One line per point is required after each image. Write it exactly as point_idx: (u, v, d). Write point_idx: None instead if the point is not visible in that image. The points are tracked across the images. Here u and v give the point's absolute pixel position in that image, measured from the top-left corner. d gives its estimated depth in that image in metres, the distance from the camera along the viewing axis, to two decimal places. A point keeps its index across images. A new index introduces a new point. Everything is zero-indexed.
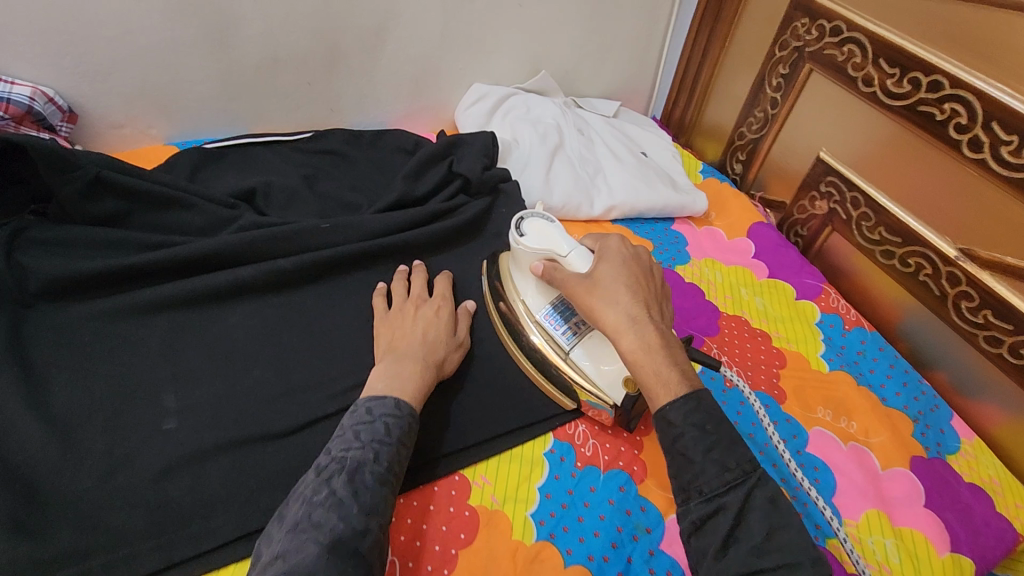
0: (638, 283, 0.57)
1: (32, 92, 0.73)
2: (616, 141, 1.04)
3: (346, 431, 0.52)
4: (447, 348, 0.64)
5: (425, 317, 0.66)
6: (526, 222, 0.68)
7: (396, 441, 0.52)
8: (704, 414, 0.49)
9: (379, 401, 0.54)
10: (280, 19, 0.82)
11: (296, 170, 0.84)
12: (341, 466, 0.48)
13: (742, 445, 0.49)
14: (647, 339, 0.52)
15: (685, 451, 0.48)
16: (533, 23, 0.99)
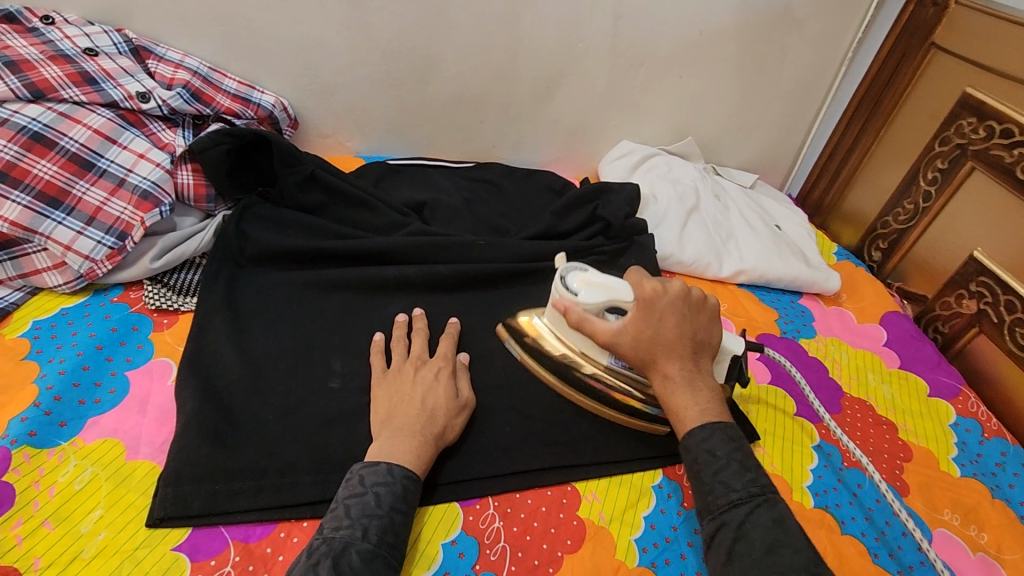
0: (680, 334, 0.62)
1: (275, 102, 0.91)
2: (751, 211, 1.07)
3: (336, 506, 0.52)
4: (448, 414, 0.61)
5: (425, 382, 0.63)
6: (568, 277, 0.67)
7: (387, 511, 0.51)
8: (717, 442, 0.57)
9: (370, 469, 0.53)
10: (472, 64, 0.96)
11: (459, 193, 0.95)
12: (328, 548, 0.47)
13: (751, 472, 0.56)
14: (676, 386, 0.61)
15: (700, 472, 0.57)
16: (689, 94, 1.07)
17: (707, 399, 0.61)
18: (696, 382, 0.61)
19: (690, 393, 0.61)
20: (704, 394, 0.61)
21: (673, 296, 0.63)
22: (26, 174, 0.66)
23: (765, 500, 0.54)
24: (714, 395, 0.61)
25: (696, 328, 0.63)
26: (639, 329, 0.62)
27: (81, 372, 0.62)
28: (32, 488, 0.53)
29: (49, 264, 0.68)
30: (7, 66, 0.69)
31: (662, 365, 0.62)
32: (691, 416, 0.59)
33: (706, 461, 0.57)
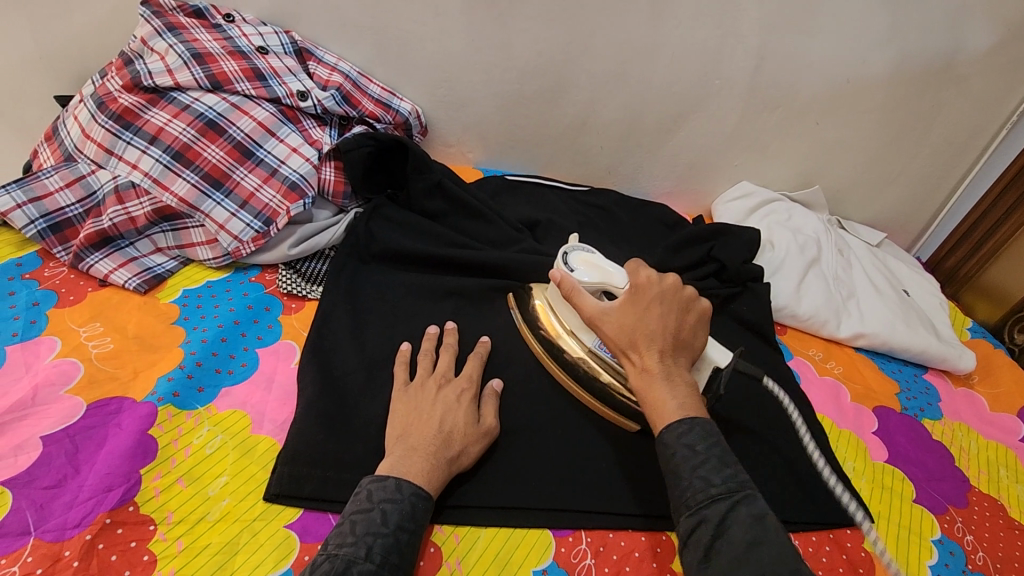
0: (663, 325, 0.60)
1: (412, 111, 0.95)
2: (877, 272, 1.00)
3: (343, 520, 0.50)
4: (465, 438, 0.59)
5: (445, 401, 0.61)
6: (571, 255, 0.69)
7: (393, 530, 0.49)
8: (695, 436, 0.53)
9: (379, 484, 0.52)
10: (603, 92, 0.96)
11: (572, 215, 0.96)
12: (331, 567, 0.46)
13: (730, 468, 0.51)
14: (655, 380, 0.57)
15: (676, 468, 0.52)
16: (824, 141, 1.02)
17: (685, 394, 0.57)
18: (675, 378, 0.58)
19: (669, 390, 0.57)
20: (682, 389, 0.57)
21: (665, 288, 0.63)
22: (197, 156, 0.73)
23: (744, 496, 0.50)
24: (692, 392, 0.58)
25: (685, 320, 0.62)
26: (624, 317, 0.61)
27: (219, 343, 0.67)
28: (171, 445, 0.57)
29: (202, 239, 0.74)
30: (194, 58, 0.77)
31: (640, 353, 0.59)
32: (668, 412, 0.55)
33: (685, 456, 0.52)
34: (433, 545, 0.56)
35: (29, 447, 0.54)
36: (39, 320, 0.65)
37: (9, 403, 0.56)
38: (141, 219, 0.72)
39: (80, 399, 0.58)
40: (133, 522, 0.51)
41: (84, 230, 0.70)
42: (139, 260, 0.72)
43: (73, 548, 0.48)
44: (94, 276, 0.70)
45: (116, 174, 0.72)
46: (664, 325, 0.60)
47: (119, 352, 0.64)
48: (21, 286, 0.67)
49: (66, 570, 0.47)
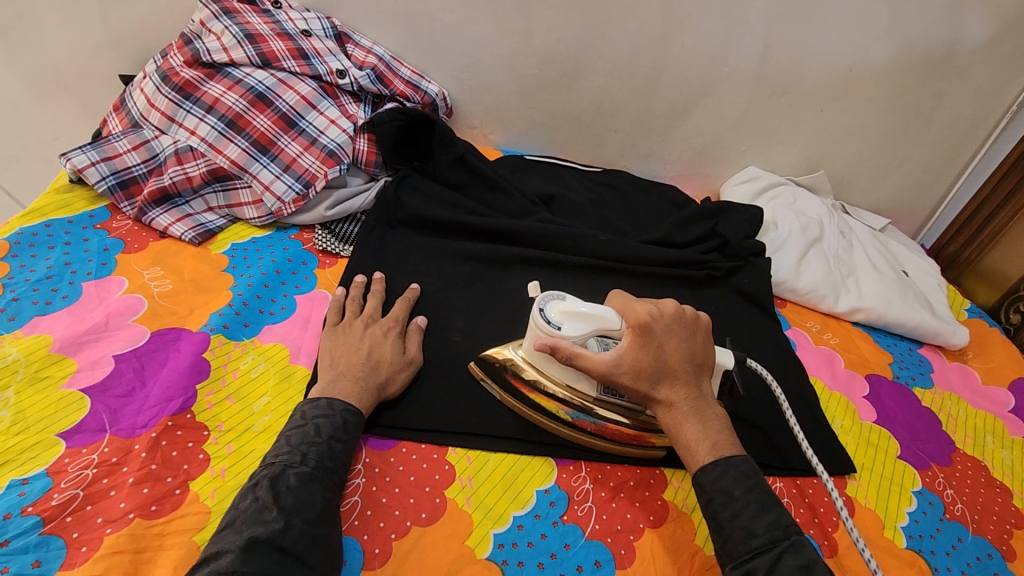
0: (680, 356, 0.61)
1: (439, 92, 1.03)
2: (878, 253, 1.04)
3: (281, 437, 0.57)
4: (392, 367, 0.66)
5: (372, 337, 0.67)
6: (547, 309, 0.64)
7: (326, 439, 0.56)
8: (732, 480, 0.55)
9: (310, 405, 0.59)
10: (617, 78, 1.02)
11: (585, 192, 1.02)
12: (268, 472, 0.53)
13: (772, 513, 0.54)
14: (687, 418, 0.60)
15: (716, 514, 0.55)
16: (828, 128, 1.06)
17: (717, 431, 0.60)
18: (705, 414, 0.60)
19: (700, 427, 0.59)
20: (713, 425, 0.60)
21: (670, 319, 0.63)
22: (248, 125, 0.82)
23: (789, 544, 0.52)
24: (724, 425, 0.61)
25: (695, 342, 0.63)
26: (636, 359, 0.60)
27: (263, 289, 0.75)
28: (222, 368, 0.65)
29: (249, 199, 0.83)
30: (247, 38, 0.86)
31: (666, 393, 0.60)
32: (704, 452, 0.58)
33: (722, 502, 0.55)
34: (447, 463, 0.62)
35: (104, 363, 0.62)
36: (109, 263, 0.73)
37: (86, 327, 0.65)
38: (197, 179, 0.80)
39: (145, 328, 0.67)
40: (190, 427, 0.59)
41: (148, 186, 0.79)
42: (194, 216, 0.81)
43: (142, 443, 0.56)
44: (155, 228, 0.79)
45: (177, 139, 0.81)
46: (683, 360, 0.61)
47: (177, 291, 0.72)
48: (93, 234, 0.77)
49: (136, 459, 0.55)
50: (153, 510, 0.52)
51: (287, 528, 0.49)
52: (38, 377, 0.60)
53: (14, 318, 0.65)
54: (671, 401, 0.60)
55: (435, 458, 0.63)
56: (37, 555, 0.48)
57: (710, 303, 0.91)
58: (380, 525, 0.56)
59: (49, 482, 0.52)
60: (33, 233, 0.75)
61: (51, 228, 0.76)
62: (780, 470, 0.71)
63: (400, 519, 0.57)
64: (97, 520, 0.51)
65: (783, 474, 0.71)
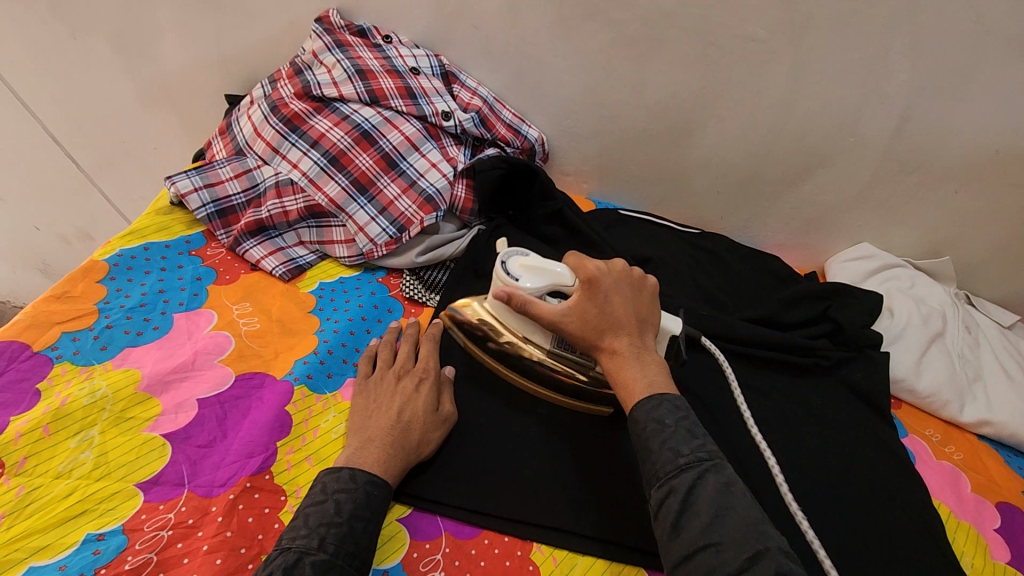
0: (626, 308, 0.59)
1: (538, 138, 1.00)
2: (1009, 356, 0.93)
3: (296, 516, 0.50)
4: (423, 427, 0.60)
5: (403, 391, 0.62)
6: (509, 263, 0.67)
7: (347, 519, 0.49)
8: (666, 410, 0.52)
9: (332, 476, 0.52)
10: (729, 139, 0.96)
11: (682, 255, 0.96)
12: (282, 561, 0.45)
13: (700, 438, 0.50)
14: (625, 361, 0.57)
15: (646, 441, 0.51)
16: (962, 212, 0.96)
17: (657, 373, 0.56)
18: (644, 356, 0.57)
19: (640, 371, 0.56)
20: (653, 368, 0.56)
21: (617, 276, 0.61)
22: (350, 163, 0.80)
23: (713, 465, 0.49)
24: (662, 368, 0.57)
25: (640, 303, 0.61)
26: (583, 311, 0.59)
27: (349, 336, 0.72)
28: (303, 424, 0.61)
29: (342, 238, 0.80)
30: (358, 73, 0.85)
31: (609, 340, 0.58)
32: (640, 389, 0.54)
33: (654, 430, 0.51)
34: (532, 564, 0.56)
35: (187, 407, 0.60)
36: (201, 294, 0.72)
37: (173, 365, 0.63)
38: (294, 214, 0.79)
39: (230, 370, 0.64)
40: (268, 490, 0.55)
41: (245, 218, 0.78)
42: (286, 250, 0.79)
43: (219, 505, 0.53)
44: (248, 260, 0.78)
45: (279, 171, 0.81)
46: (626, 305, 0.59)
47: (265, 332, 0.70)
48: (188, 261, 0.76)
49: (212, 523, 0.52)
50: None
51: None
52: (122, 417, 0.58)
53: (106, 347, 0.64)
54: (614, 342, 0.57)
55: (519, 555, 0.57)
56: None
57: (817, 396, 0.82)
58: None
59: (124, 541, 0.49)
60: (132, 256, 0.74)
61: (149, 252, 0.75)
62: None
63: None
64: None
65: None
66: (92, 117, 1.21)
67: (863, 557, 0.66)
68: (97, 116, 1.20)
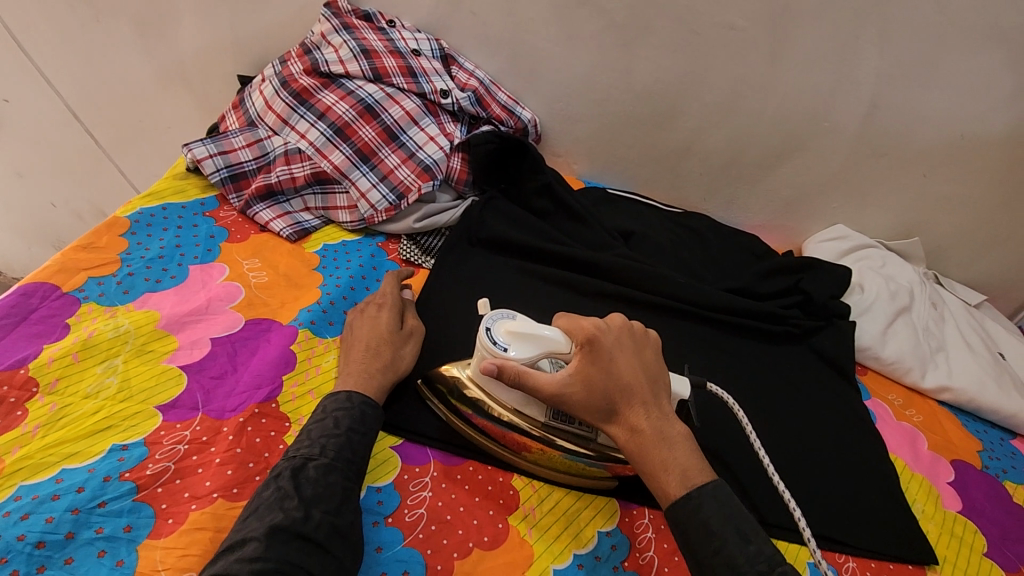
0: (634, 373, 0.58)
1: (531, 119, 1.06)
2: (971, 330, 0.98)
3: (301, 431, 0.56)
4: (394, 345, 0.66)
5: (367, 321, 0.68)
6: (493, 330, 0.63)
7: (345, 431, 0.55)
8: (710, 511, 0.51)
9: (331, 398, 0.58)
10: (711, 122, 1.02)
11: (665, 231, 1.01)
12: (289, 463, 0.52)
13: (754, 544, 0.50)
14: (651, 447, 0.55)
15: (697, 550, 0.51)
16: (931, 195, 1.02)
17: (687, 454, 0.55)
18: (671, 438, 0.56)
19: (668, 451, 0.55)
20: (681, 447, 0.56)
21: (617, 329, 0.60)
22: (354, 134, 0.86)
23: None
24: (690, 444, 0.56)
25: (643, 359, 0.60)
26: (589, 377, 0.58)
27: (350, 290, 0.78)
28: (306, 362, 0.67)
29: (345, 204, 0.86)
30: (363, 53, 0.91)
31: (628, 419, 0.57)
32: (674, 481, 0.54)
33: (701, 537, 0.51)
34: (512, 489, 0.62)
35: (202, 344, 0.66)
36: (214, 250, 0.78)
37: (189, 308, 0.69)
38: (301, 179, 0.85)
39: (240, 315, 0.70)
40: (274, 416, 0.61)
41: (256, 183, 0.84)
42: (292, 214, 0.85)
43: (230, 426, 0.59)
44: (257, 222, 0.84)
45: (287, 141, 0.87)
46: (632, 372, 0.58)
47: (272, 284, 0.76)
48: (202, 221, 0.82)
49: (224, 440, 0.57)
50: (235, 493, 0.54)
51: (308, 518, 0.48)
52: (144, 350, 0.64)
53: (128, 292, 0.70)
54: (634, 425, 0.56)
55: (500, 481, 0.63)
56: (128, 520, 0.50)
57: (786, 361, 0.88)
58: (443, 541, 0.56)
59: (145, 451, 0.55)
60: (150, 215, 0.80)
61: (166, 211, 0.81)
62: (855, 549, 0.68)
63: (463, 537, 0.57)
64: (184, 494, 0.53)
65: (857, 554, 0.68)
66: (111, 96, 1.27)
67: (822, 499, 0.72)
68: (115, 95, 1.27)
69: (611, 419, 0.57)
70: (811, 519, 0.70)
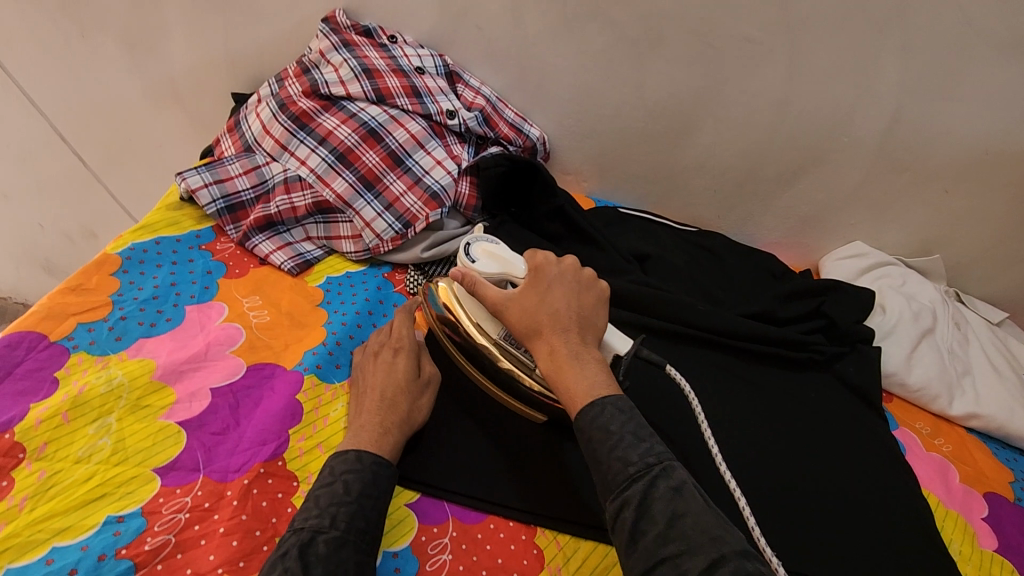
0: (566, 304, 0.59)
1: (539, 137, 1.02)
2: (998, 352, 0.95)
3: (308, 497, 0.52)
4: (409, 395, 0.62)
5: (382, 367, 0.64)
6: (472, 246, 0.69)
7: (356, 497, 0.51)
8: (608, 415, 0.52)
9: (339, 458, 0.54)
10: (725, 138, 0.98)
11: (680, 253, 0.98)
12: (297, 538, 0.48)
13: (646, 443, 0.51)
14: (564, 363, 0.56)
15: (593, 449, 0.51)
16: (953, 211, 0.98)
17: (596, 373, 0.56)
18: (584, 356, 0.57)
19: (579, 370, 0.56)
20: (592, 368, 0.56)
21: (563, 269, 0.63)
22: (357, 160, 0.82)
23: (660, 470, 0.48)
24: (604, 369, 0.57)
25: (583, 300, 0.61)
26: (525, 301, 0.60)
27: (357, 329, 0.73)
28: (313, 413, 0.63)
29: (349, 233, 0.82)
30: (364, 73, 0.87)
31: (546, 337, 0.58)
32: (580, 393, 0.54)
33: (600, 438, 0.51)
34: (536, 548, 0.58)
35: (201, 395, 0.62)
36: (211, 287, 0.74)
37: (186, 355, 0.65)
38: (302, 209, 0.80)
39: (241, 360, 0.66)
40: (281, 476, 0.57)
41: (254, 213, 0.80)
42: (293, 245, 0.81)
43: (234, 489, 0.55)
44: (257, 254, 0.79)
45: (287, 168, 0.82)
46: (563, 301, 0.60)
47: (274, 324, 0.71)
48: (198, 255, 0.77)
49: (227, 507, 0.53)
50: (241, 567, 0.50)
51: None
52: (139, 405, 0.59)
53: (121, 338, 0.65)
54: (552, 344, 0.57)
55: (523, 539, 0.59)
56: None
57: (811, 391, 0.84)
58: None
59: (143, 523, 0.51)
60: (143, 250, 0.76)
61: (160, 246, 0.77)
62: None
63: None
64: (186, 572, 0.49)
65: None
66: (99, 115, 1.23)
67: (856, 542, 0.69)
68: (104, 115, 1.22)
69: (529, 334, 0.59)
70: (848, 565, 0.67)
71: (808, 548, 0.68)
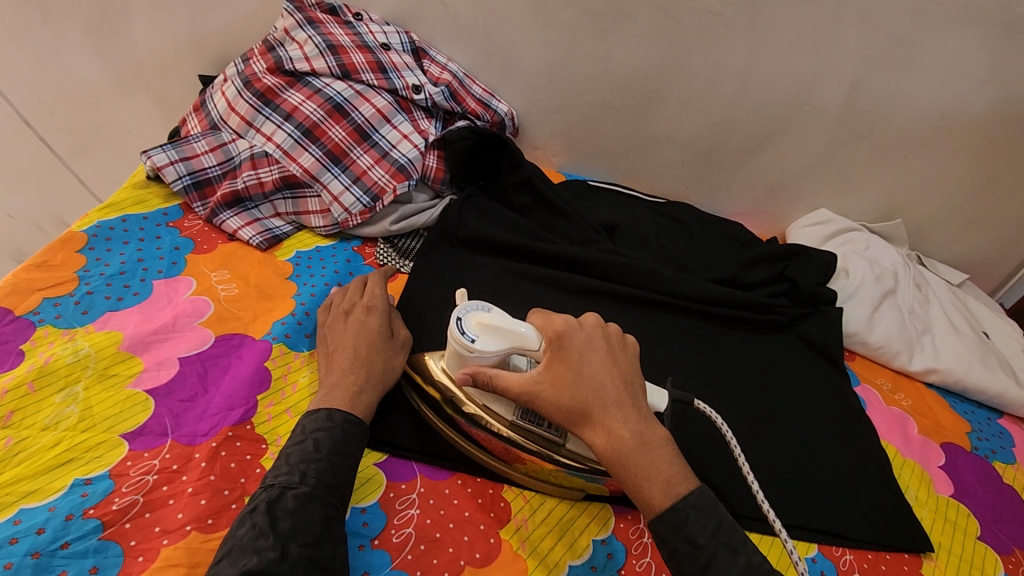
0: (607, 371, 0.57)
1: (507, 112, 1.03)
2: (956, 311, 0.98)
3: (280, 455, 0.53)
4: (383, 355, 0.63)
5: (355, 327, 0.65)
6: (464, 320, 0.60)
7: (326, 455, 0.52)
8: (696, 527, 0.50)
9: (310, 418, 0.55)
10: (691, 109, 0.99)
11: (648, 223, 1.00)
12: (266, 495, 0.49)
13: (742, 555, 0.50)
14: (630, 449, 0.53)
15: (681, 563, 0.50)
16: (913, 177, 1.01)
17: (667, 459, 0.53)
18: (650, 440, 0.54)
19: (648, 453, 0.53)
20: (660, 451, 0.54)
21: (588, 330, 0.59)
22: (323, 135, 0.82)
23: None
24: (671, 448, 0.54)
25: (615, 362, 0.58)
26: (558, 375, 0.56)
27: (325, 300, 0.74)
28: (282, 379, 0.64)
29: (317, 208, 0.83)
30: (329, 48, 0.88)
31: (602, 417, 0.54)
32: (657, 490, 0.52)
33: (688, 554, 0.50)
34: (503, 501, 0.60)
35: (169, 364, 0.62)
36: (179, 262, 0.74)
37: (154, 327, 0.65)
38: (269, 184, 0.81)
39: (209, 332, 0.67)
40: (250, 438, 0.58)
41: (221, 189, 0.80)
42: (262, 221, 0.81)
43: (202, 452, 0.56)
44: (225, 230, 0.80)
45: (253, 144, 0.83)
46: (603, 370, 0.57)
47: (242, 297, 0.72)
48: (165, 232, 0.78)
49: (196, 468, 0.54)
50: (210, 524, 0.51)
51: (284, 556, 0.45)
52: (106, 374, 0.60)
53: (87, 312, 0.66)
54: (613, 425, 0.54)
55: (490, 493, 0.61)
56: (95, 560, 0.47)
57: (775, 351, 0.87)
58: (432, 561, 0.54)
59: (111, 484, 0.52)
60: (110, 228, 0.76)
61: (126, 223, 0.77)
62: (850, 541, 0.68)
63: (454, 556, 0.55)
64: (155, 529, 0.50)
65: (853, 546, 0.67)
66: (65, 101, 1.21)
67: (817, 491, 0.71)
68: (71, 101, 1.21)
69: (579, 412, 0.55)
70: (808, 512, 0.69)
71: (770, 497, 0.70)
